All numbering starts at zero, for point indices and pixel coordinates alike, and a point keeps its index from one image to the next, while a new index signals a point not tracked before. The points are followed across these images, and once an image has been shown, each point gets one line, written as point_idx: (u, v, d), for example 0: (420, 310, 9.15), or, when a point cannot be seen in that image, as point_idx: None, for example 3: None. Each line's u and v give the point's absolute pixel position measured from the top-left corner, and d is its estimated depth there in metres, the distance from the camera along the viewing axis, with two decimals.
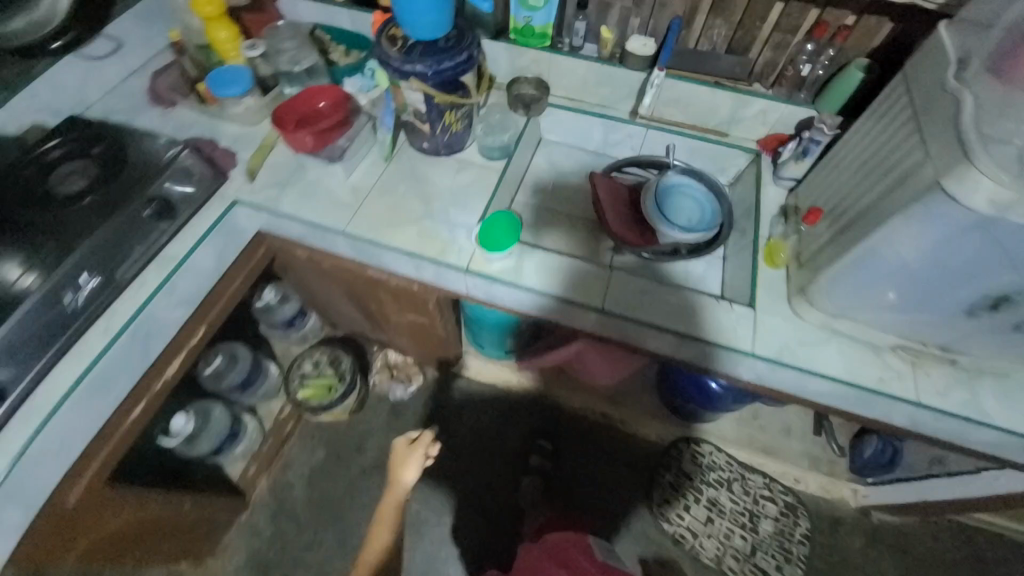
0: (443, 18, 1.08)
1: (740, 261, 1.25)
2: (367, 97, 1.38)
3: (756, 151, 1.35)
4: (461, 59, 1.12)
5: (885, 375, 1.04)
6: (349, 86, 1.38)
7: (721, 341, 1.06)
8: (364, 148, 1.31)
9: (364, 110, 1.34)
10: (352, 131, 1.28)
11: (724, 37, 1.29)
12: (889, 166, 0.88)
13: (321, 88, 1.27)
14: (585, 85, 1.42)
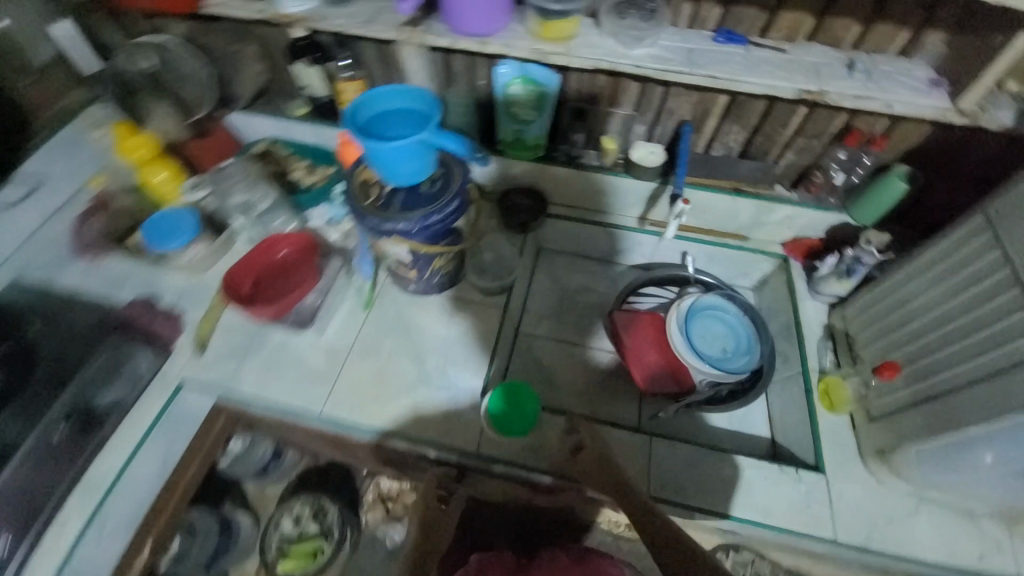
0: (426, 162, 0.92)
1: (788, 397, 1.08)
2: (338, 229, 1.19)
3: (783, 257, 1.20)
4: (450, 209, 0.94)
5: (984, 548, 0.87)
6: (316, 219, 1.19)
7: (793, 525, 0.89)
8: (338, 298, 1.11)
9: (337, 249, 1.16)
10: (322, 283, 1.09)
11: (741, 141, 1.12)
12: (992, 337, 0.75)
13: (284, 236, 1.09)
14: (585, 193, 1.25)
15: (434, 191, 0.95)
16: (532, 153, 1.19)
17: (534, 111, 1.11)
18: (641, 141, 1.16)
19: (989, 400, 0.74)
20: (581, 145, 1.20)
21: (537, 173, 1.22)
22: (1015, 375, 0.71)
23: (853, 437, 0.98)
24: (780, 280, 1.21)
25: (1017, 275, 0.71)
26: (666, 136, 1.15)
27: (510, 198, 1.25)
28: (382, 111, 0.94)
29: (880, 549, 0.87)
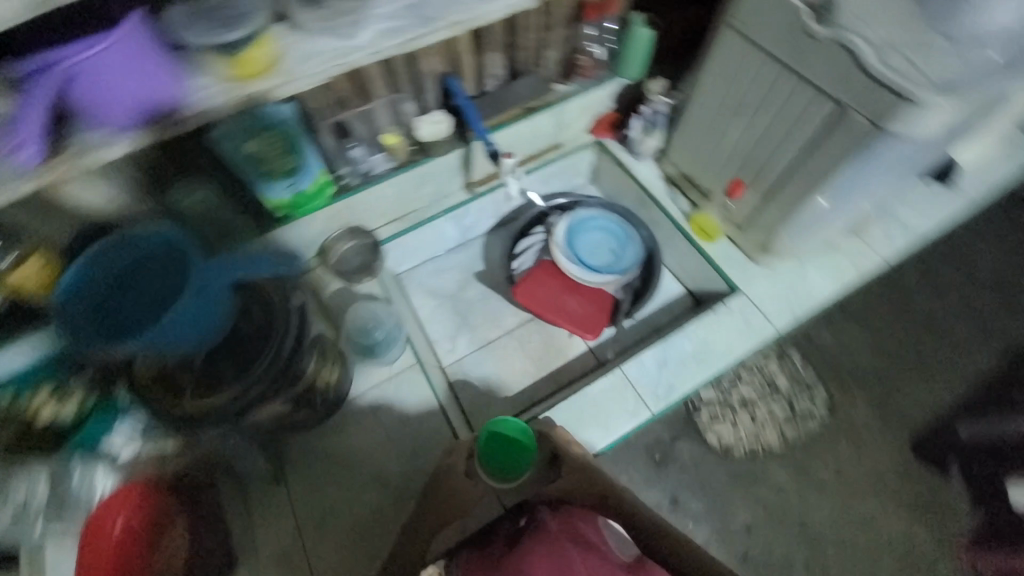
0: (220, 314, 0.73)
1: (676, 251, 1.17)
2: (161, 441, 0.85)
3: (597, 142, 1.25)
4: (287, 342, 0.79)
5: (856, 261, 1.07)
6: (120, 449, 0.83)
7: (751, 347, 1.00)
8: (253, 502, 0.93)
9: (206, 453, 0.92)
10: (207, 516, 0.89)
11: (503, 63, 1.07)
12: (793, 120, 0.83)
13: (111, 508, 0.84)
14: (402, 198, 1.11)
15: (256, 333, 0.78)
16: (323, 198, 0.98)
17: (292, 156, 0.89)
18: (419, 116, 1.03)
19: (818, 171, 0.83)
20: (365, 156, 1.02)
21: (344, 211, 1.04)
22: (822, 142, 0.80)
23: (738, 249, 1.09)
24: (606, 161, 1.27)
25: (779, 63, 0.81)
26: (436, 97, 1.04)
27: (338, 249, 1.08)
28: (117, 280, 0.70)
29: (806, 315, 1.02)
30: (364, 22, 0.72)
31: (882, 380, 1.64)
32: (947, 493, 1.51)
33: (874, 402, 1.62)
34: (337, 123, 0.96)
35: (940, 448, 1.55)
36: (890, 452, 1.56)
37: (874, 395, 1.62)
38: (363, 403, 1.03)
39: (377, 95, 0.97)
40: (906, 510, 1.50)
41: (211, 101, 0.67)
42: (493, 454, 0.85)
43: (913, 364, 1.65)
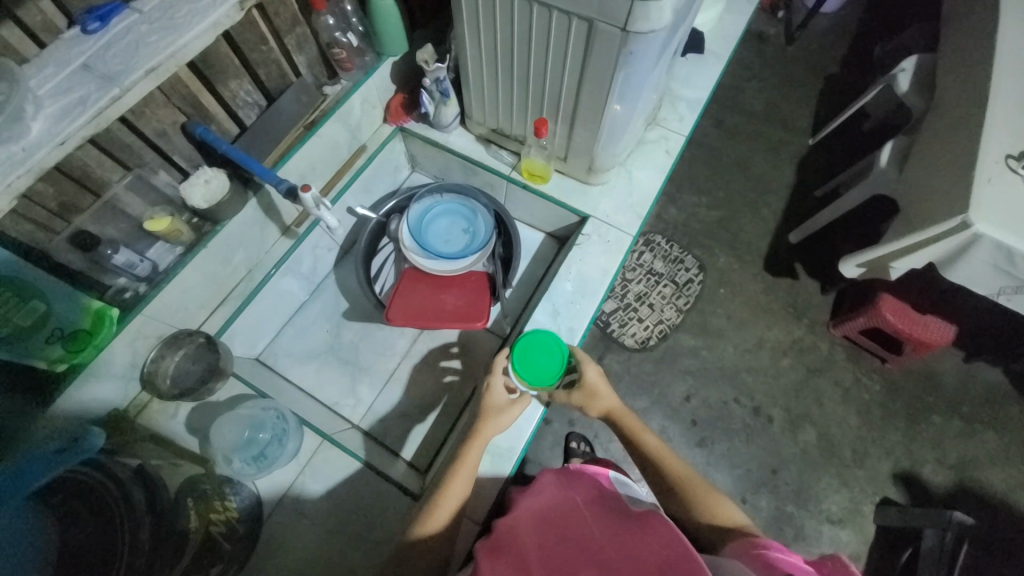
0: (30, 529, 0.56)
1: (520, 201, 1.18)
2: None
3: (398, 130, 1.18)
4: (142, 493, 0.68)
5: (664, 145, 1.17)
6: None
7: (619, 260, 1.05)
8: None
9: None
10: None
11: (254, 89, 0.94)
12: (558, 47, 0.83)
13: None
14: (217, 278, 0.95)
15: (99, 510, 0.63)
16: (109, 327, 0.79)
17: (35, 299, 0.69)
18: (183, 183, 0.86)
19: (600, 85, 0.85)
20: (136, 257, 0.82)
21: (148, 327, 0.85)
22: (587, 58, 0.82)
23: (571, 178, 1.12)
24: (416, 144, 1.21)
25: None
26: (194, 154, 0.88)
27: (163, 366, 0.89)
28: None
29: (649, 211, 1.10)
30: (28, 110, 0.56)
31: (725, 227, 1.92)
32: (804, 290, 1.83)
33: (728, 247, 1.89)
34: (74, 235, 0.75)
35: (784, 259, 1.87)
36: (754, 281, 1.84)
37: (725, 241, 1.89)
38: (286, 513, 0.87)
39: (111, 182, 0.78)
40: (783, 319, 1.80)
41: None
42: (528, 357, 0.87)
43: (741, 204, 1.95)
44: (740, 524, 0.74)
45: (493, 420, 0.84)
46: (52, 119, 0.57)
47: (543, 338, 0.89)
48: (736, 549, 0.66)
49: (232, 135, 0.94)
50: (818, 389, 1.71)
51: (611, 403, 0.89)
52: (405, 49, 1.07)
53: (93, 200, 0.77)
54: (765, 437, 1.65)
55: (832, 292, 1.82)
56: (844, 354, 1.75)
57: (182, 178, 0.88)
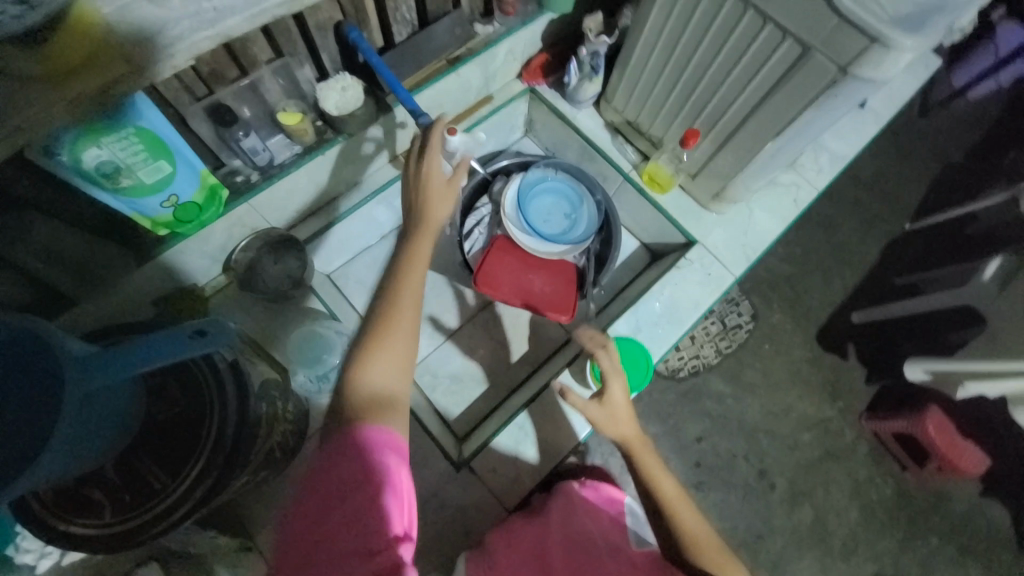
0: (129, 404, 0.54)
1: (628, 202, 1.13)
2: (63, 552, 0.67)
3: (529, 91, 1.12)
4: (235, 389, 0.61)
5: (795, 193, 1.09)
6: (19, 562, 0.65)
7: (715, 297, 1.01)
8: None
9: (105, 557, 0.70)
10: None
11: (414, 7, 0.88)
12: (752, 63, 0.76)
13: None
14: (319, 187, 0.93)
15: (183, 401, 0.60)
16: (216, 207, 0.78)
17: (165, 159, 0.67)
18: (322, 83, 0.82)
19: (777, 116, 0.78)
20: (259, 145, 0.80)
21: (245, 216, 0.85)
22: (779, 83, 0.75)
23: (691, 197, 1.06)
24: (542, 111, 1.15)
25: None
26: (337, 56, 0.84)
27: (263, 254, 0.90)
28: None
29: (758, 257, 1.04)
30: None
31: (789, 285, 1.81)
32: (848, 375, 1.74)
33: (785, 305, 1.79)
34: (212, 105, 0.73)
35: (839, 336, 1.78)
36: (802, 348, 1.76)
37: (786, 299, 1.79)
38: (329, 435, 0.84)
39: (259, 63, 0.74)
40: (817, 396, 1.72)
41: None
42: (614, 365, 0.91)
43: (816, 267, 1.83)
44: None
45: (425, 208, 0.76)
46: None
47: (632, 349, 0.93)
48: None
49: (378, 47, 0.89)
50: (829, 474, 1.66)
51: (628, 432, 0.80)
52: (570, 11, 1.00)
53: (241, 76, 0.74)
54: (761, 502, 1.62)
55: (876, 386, 1.72)
56: (866, 450, 1.69)
57: (321, 78, 0.84)
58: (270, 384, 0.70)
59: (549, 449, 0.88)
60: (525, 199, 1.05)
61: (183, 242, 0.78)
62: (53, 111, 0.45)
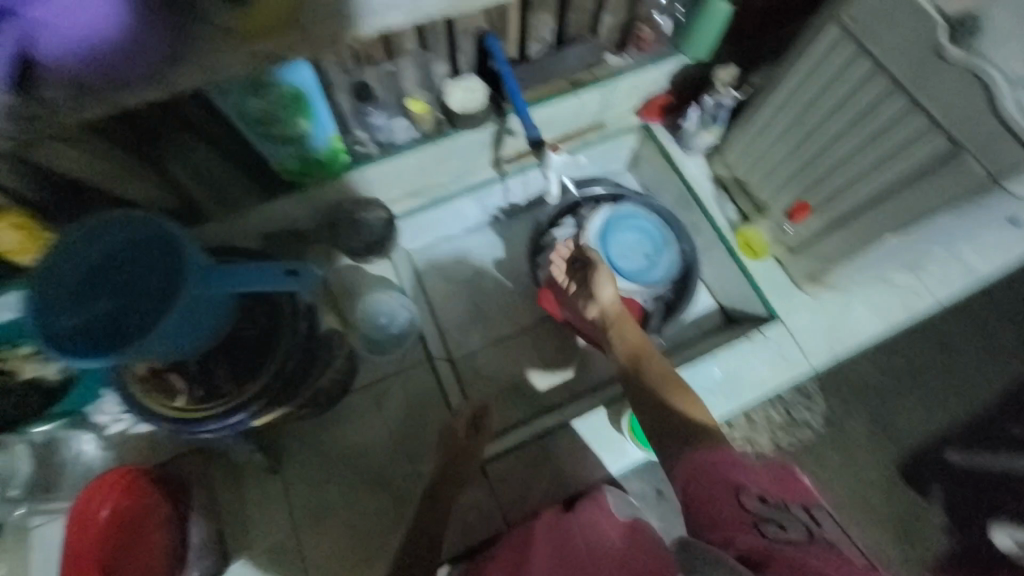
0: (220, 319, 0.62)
1: (714, 260, 1.08)
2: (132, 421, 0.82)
3: (643, 127, 1.12)
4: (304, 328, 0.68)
5: (908, 299, 0.98)
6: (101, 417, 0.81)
7: (783, 383, 0.93)
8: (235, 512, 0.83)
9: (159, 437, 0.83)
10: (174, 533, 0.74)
11: (554, 29, 0.92)
12: (888, 150, 0.71)
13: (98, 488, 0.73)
14: (423, 172, 1.00)
15: (259, 325, 0.67)
16: (335, 167, 0.89)
17: (305, 118, 0.77)
18: (452, 81, 0.89)
19: (904, 211, 0.72)
20: (385, 124, 0.89)
21: (355, 182, 0.93)
22: (915, 179, 0.69)
23: (785, 272, 1.00)
24: (650, 149, 1.14)
25: (889, 78, 0.66)
26: (472, 59, 0.90)
27: (355, 218, 0.98)
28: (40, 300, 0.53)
29: (845, 354, 0.95)
30: None
31: (882, 398, 1.52)
32: (926, 518, 1.44)
33: (871, 417, 1.51)
34: (357, 82, 0.82)
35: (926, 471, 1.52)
36: (877, 470, 1.47)
37: (873, 412, 1.51)
38: (367, 395, 0.90)
39: (405, 53, 0.83)
40: (881, 533, 1.44)
41: (194, 67, 0.53)
42: None
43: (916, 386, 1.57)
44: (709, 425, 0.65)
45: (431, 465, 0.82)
46: None
47: None
48: (700, 453, 0.58)
49: (511, 59, 0.95)
50: None
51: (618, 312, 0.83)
52: (705, 59, 0.99)
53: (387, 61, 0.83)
54: None
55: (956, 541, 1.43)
56: None
57: (452, 75, 0.91)
58: (333, 334, 0.77)
59: (563, 479, 0.87)
60: (614, 227, 1.05)
61: (300, 191, 0.89)
62: (236, 61, 0.54)
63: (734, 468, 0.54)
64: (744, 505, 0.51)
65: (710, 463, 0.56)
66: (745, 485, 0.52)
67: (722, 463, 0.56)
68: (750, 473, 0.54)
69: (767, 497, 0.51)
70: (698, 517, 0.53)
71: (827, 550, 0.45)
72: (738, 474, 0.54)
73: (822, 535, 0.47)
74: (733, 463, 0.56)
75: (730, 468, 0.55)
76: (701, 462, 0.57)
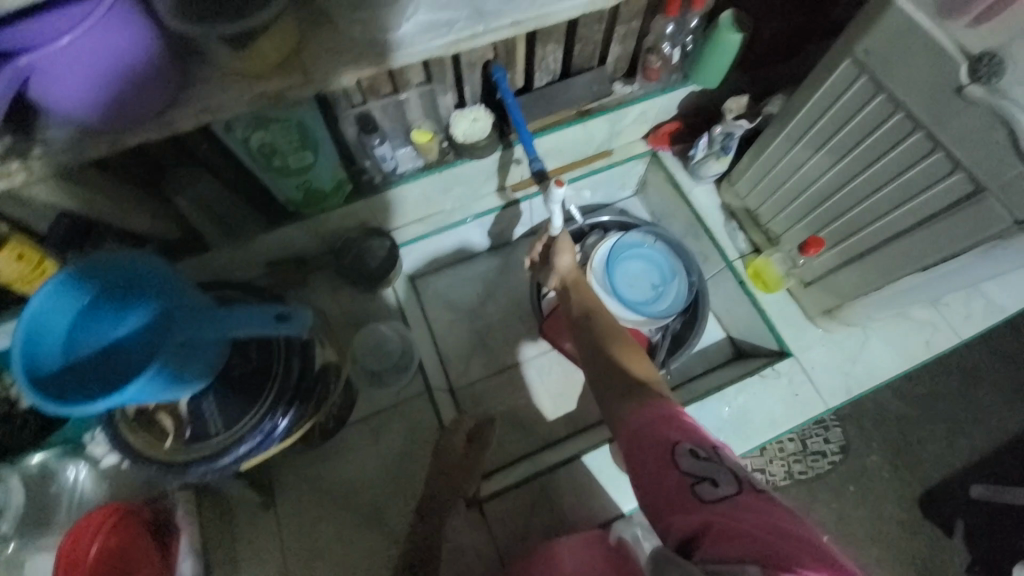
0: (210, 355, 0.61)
1: (724, 290, 1.05)
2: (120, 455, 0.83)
3: (651, 154, 1.10)
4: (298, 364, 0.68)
5: (928, 334, 0.94)
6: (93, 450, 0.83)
7: (795, 421, 0.90)
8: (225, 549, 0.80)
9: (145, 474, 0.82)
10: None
11: (561, 59, 0.92)
12: (905, 188, 0.68)
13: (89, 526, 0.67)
14: (428, 200, 1.00)
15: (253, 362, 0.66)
16: (338, 197, 0.89)
17: (309, 150, 0.77)
18: (457, 111, 0.90)
19: (924, 250, 0.69)
20: (389, 153, 0.89)
21: (360, 210, 0.93)
22: (934, 217, 0.66)
23: (797, 304, 0.97)
24: (658, 176, 1.13)
25: (906, 115, 0.64)
26: (478, 89, 0.90)
27: (358, 246, 0.97)
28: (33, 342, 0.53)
29: (862, 394, 0.91)
30: (409, 10, 0.58)
31: (901, 429, 1.49)
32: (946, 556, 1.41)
33: (890, 448, 1.48)
34: (361, 113, 0.82)
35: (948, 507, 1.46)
36: (896, 505, 1.44)
37: (892, 442, 1.48)
38: (365, 428, 0.88)
39: (411, 85, 0.83)
40: (899, 568, 1.40)
41: (195, 108, 0.53)
42: None
43: (938, 416, 1.50)
44: (650, 379, 0.64)
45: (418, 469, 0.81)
46: (419, 27, 0.59)
47: None
48: (636, 409, 0.57)
49: (517, 88, 0.94)
50: None
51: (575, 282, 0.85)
52: (715, 87, 0.98)
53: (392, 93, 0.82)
54: None
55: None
56: None
57: (457, 105, 0.91)
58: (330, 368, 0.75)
59: (565, 519, 0.84)
60: (618, 253, 1.04)
61: (303, 220, 0.89)
62: (240, 101, 0.54)
63: (670, 424, 0.54)
64: (677, 466, 0.51)
65: (645, 421, 0.55)
66: (676, 442, 0.52)
67: (658, 419, 0.55)
68: (682, 429, 0.54)
69: (697, 449, 0.52)
70: (636, 475, 0.54)
71: (752, 494, 0.48)
72: (670, 430, 0.53)
73: (746, 477, 0.49)
74: (666, 417, 0.55)
75: (665, 425, 0.54)
76: (638, 418, 0.56)
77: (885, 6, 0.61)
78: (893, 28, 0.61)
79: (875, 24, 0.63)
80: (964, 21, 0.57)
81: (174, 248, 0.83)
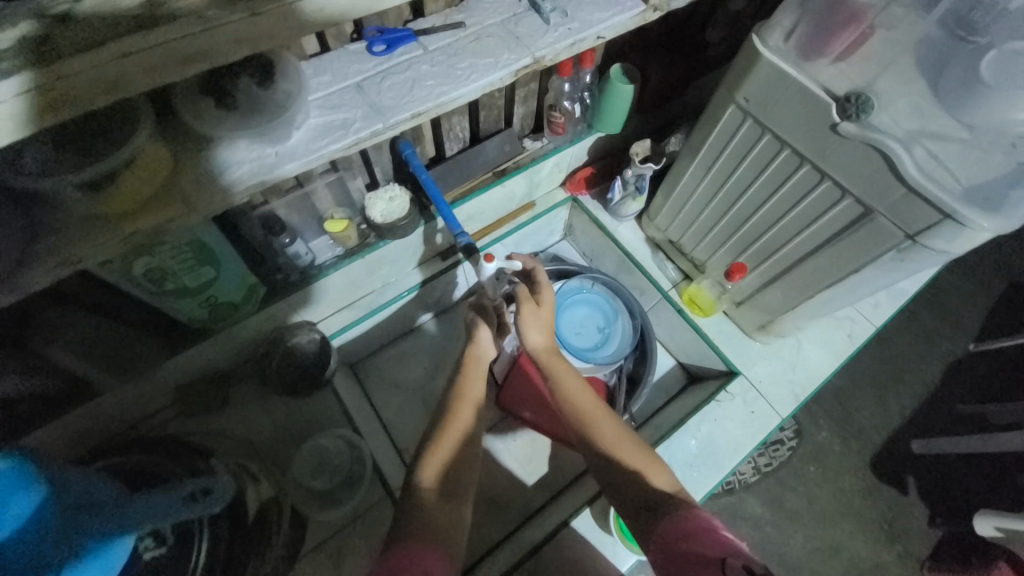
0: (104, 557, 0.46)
1: (665, 320, 1.08)
2: None
3: (572, 199, 1.12)
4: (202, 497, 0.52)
5: (849, 329, 1.01)
6: None
7: (757, 437, 0.92)
8: None
9: None
10: None
11: (469, 126, 0.90)
12: (803, 215, 0.74)
13: None
14: (352, 286, 0.93)
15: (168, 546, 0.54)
16: (251, 304, 0.80)
17: (209, 266, 0.69)
18: (371, 192, 0.84)
19: (831, 267, 0.75)
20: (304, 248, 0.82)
21: (279, 312, 0.84)
22: (834, 238, 0.72)
23: (734, 323, 1.02)
24: (582, 219, 1.14)
25: (793, 152, 0.70)
26: (387, 168, 0.86)
27: (282, 348, 0.88)
28: None
29: (808, 398, 0.96)
30: (298, 118, 0.55)
31: (837, 398, 1.51)
32: (906, 513, 1.40)
33: (833, 419, 1.48)
34: (265, 213, 0.75)
35: (895, 465, 1.44)
36: (852, 475, 1.43)
37: (833, 414, 1.49)
38: (324, 558, 0.79)
39: (315, 175, 0.77)
40: (870, 537, 1.38)
41: (45, 263, 0.45)
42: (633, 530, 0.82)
43: (862, 380, 1.52)
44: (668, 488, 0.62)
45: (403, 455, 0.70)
46: (312, 133, 0.55)
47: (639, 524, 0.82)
48: (674, 524, 0.55)
49: (429, 157, 0.91)
50: None
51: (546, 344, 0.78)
52: (617, 131, 1.01)
53: (296, 186, 0.77)
54: None
55: (940, 529, 1.38)
56: None
57: (369, 186, 0.87)
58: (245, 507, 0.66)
59: None
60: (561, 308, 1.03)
61: (212, 334, 0.79)
62: (106, 248, 0.47)
63: (710, 539, 0.52)
64: None
65: (692, 536, 0.53)
66: (725, 561, 0.49)
67: (699, 535, 0.53)
68: (729, 547, 0.51)
69: (751, 566, 0.48)
70: None
71: None
72: (715, 546, 0.51)
73: None
74: (700, 532, 0.53)
75: (712, 540, 0.52)
76: (682, 533, 0.54)
77: (755, 59, 0.67)
78: (764, 78, 0.67)
79: (748, 76, 0.69)
80: (826, 61, 0.64)
81: (57, 399, 0.70)
